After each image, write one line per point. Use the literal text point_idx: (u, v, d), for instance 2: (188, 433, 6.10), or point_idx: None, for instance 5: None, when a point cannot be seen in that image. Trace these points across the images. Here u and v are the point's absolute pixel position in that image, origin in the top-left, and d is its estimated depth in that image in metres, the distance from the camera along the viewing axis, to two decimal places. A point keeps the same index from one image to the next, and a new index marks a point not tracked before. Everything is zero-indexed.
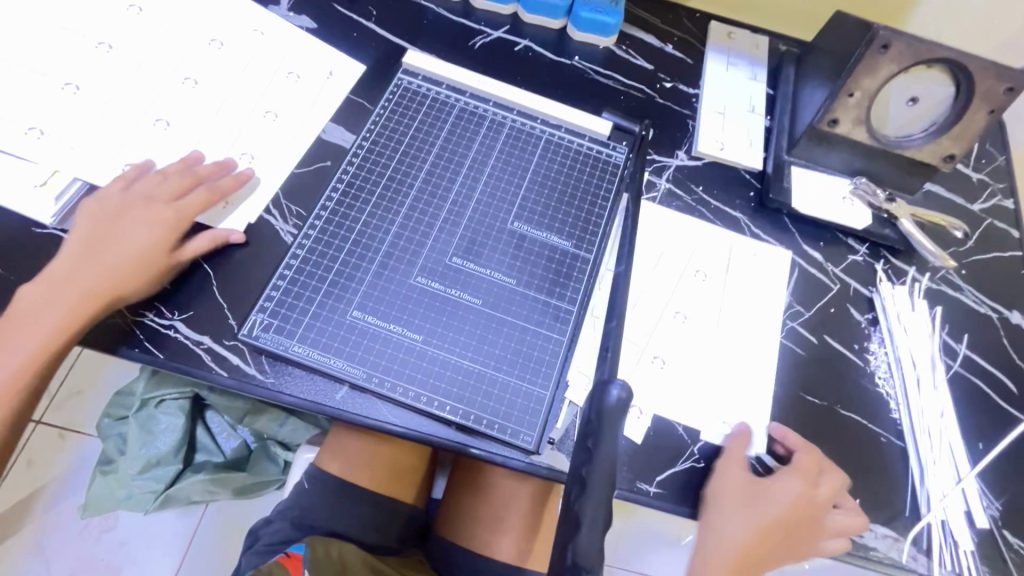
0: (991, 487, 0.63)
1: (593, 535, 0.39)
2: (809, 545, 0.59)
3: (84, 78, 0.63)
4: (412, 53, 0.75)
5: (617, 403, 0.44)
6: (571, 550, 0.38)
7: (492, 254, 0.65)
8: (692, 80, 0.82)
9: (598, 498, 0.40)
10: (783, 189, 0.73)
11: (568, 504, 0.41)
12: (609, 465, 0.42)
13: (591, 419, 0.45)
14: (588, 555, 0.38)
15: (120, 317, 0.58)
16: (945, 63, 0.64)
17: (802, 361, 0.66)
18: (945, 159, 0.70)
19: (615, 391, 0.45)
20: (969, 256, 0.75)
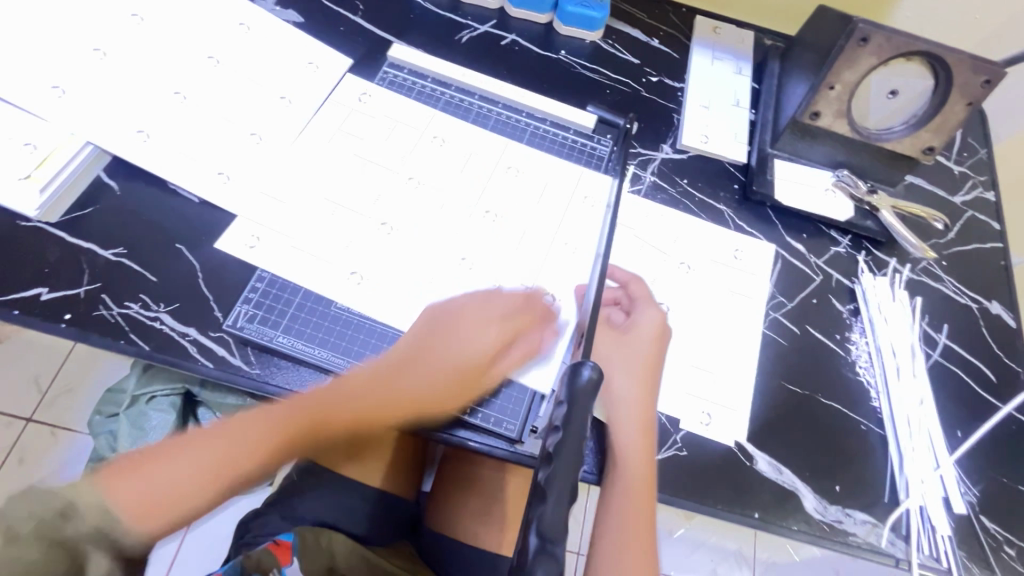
0: (969, 474, 0.64)
1: (558, 512, 0.40)
2: (790, 531, 0.59)
3: (69, 80, 0.63)
4: (398, 47, 0.76)
5: (588, 383, 0.45)
6: (536, 524, 0.39)
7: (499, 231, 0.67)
8: (678, 74, 0.82)
9: (564, 476, 0.41)
10: (766, 181, 0.74)
11: (535, 483, 0.41)
12: (577, 444, 0.43)
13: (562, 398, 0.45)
14: (553, 528, 0.39)
15: (105, 309, 0.58)
16: (923, 56, 0.64)
17: (784, 350, 0.67)
18: (926, 151, 0.70)
19: (586, 372, 0.45)
20: (950, 247, 0.76)
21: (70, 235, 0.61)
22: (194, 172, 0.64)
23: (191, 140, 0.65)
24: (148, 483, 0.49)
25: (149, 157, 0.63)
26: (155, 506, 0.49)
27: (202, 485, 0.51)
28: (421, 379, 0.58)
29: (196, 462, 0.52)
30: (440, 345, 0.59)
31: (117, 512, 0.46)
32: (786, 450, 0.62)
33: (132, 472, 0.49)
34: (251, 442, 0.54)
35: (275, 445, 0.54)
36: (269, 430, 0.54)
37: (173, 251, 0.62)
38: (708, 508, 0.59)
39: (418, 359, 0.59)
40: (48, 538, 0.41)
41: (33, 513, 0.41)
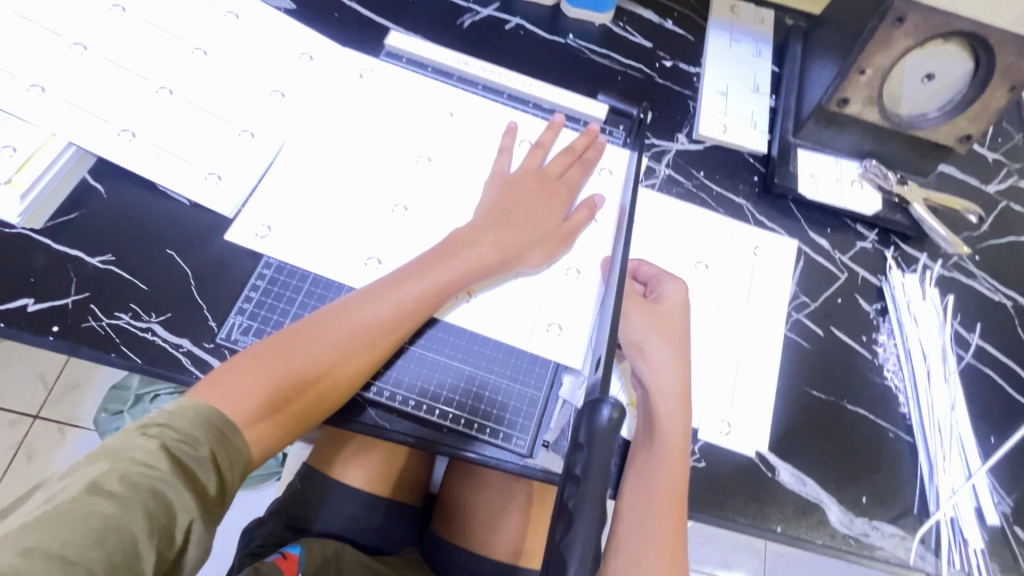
0: (1003, 482, 0.61)
1: None
2: (814, 545, 0.57)
3: (50, 79, 0.59)
4: (396, 35, 0.71)
5: (608, 425, 0.38)
6: None
7: (547, 210, 0.62)
8: (693, 58, 0.78)
9: (588, 534, 0.34)
10: (789, 173, 0.70)
11: (553, 545, 0.34)
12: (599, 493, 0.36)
13: (579, 440, 0.39)
14: None
15: (95, 321, 0.56)
16: (962, 36, 0.59)
17: (807, 353, 0.64)
18: (961, 139, 0.66)
19: (605, 411, 0.38)
20: (984, 240, 0.71)
21: (55, 242, 0.58)
22: (181, 174, 0.60)
23: (180, 139, 0.62)
24: (243, 385, 0.48)
25: (135, 159, 0.60)
26: (253, 404, 0.48)
27: (290, 357, 0.50)
28: (478, 266, 0.57)
29: (294, 359, 0.50)
30: (495, 250, 0.58)
31: (228, 425, 0.47)
32: (809, 460, 0.59)
33: (237, 372, 0.49)
34: (340, 324, 0.52)
35: (358, 316, 0.53)
36: (355, 318, 0.53)
37: (164, 257, 0.59)
38: (728, 521, 0.57)
39: (470, 234, 0.58)
40: (113, 548, 0.38)
41: (122, 515, 0.39)
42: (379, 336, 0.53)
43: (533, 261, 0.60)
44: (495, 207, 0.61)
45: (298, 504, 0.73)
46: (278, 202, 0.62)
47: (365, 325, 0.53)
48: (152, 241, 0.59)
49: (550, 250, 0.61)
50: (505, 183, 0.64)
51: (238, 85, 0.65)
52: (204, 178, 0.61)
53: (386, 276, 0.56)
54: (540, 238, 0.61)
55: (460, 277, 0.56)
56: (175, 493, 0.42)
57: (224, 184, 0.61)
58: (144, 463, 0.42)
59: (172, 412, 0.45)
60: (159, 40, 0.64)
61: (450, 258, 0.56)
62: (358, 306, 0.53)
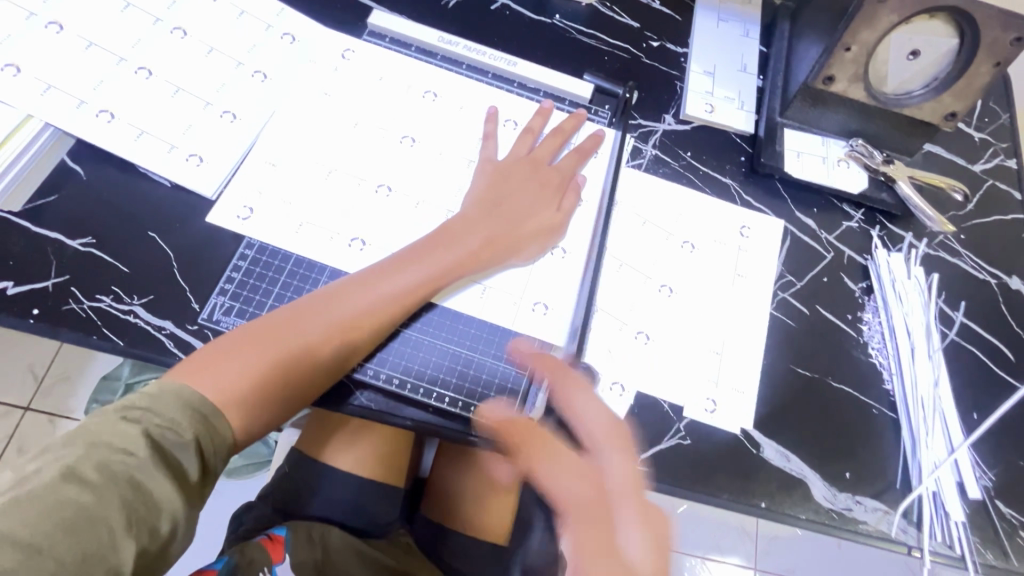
0: (985, 457, 0.62)
1: None
2: (798, 520, 0.57)
3: (26, 59, 0.58)
4: (379, 15, 0.71)
5: None
6: None
7: (539, 201, 0.62)
8: (681, 38, 0.77)
9: None
10: (775, 153, 0.70)
11: None
12: None
13: None
14: None
15: (76, 303, 0.55)
16: (948, 11, 0.59)
17: (793, 332, 0.64)
18: (947, 117, 0.66)
19: None
20: (969, 219, 0.72)
21: (34, 224, 0.57)
22: (162, 156, 0.60)
23: (160, 120, 0.61)
24: (228, 371, 0.48)
25: (114, 140, 0.59)
26: (238, 389, 0.48)
27: (276, 343, 0.50)
28: (467, 259, 0.57)
29: (279, 346, 0.50)
30: (485, 243, 0.58)
31: (211, 410, 0.46)
32: (794, 437, 0.60)
33: (221, 358, 0.49)
34: (327, 313, 0.52)
35: (346, 305, 0.53)
36: (343, 306, 0.52)
37: (145, 239, 0.58)
38: (713, 497, 0.57)
39: (461, 225, 0.58)
40: (87, 539, 0.38)
41: (98, 504, 0.39)
42: (367, 325, 0.53)
43: (523, 253, 0.60)
44: (485, 195, 0.61)
45: (285, 488, 0.73)
46: (261, 182, 0.61)
47: (352, 313, 0.52)
48: (133, 223, 0.59)
49: (541, 242, 0.61)
50: (497, 172, 0.63)
51: (219, 66, 0.65)
52: (185, 160, 0.60)
53: (373, 265, 0.56)
54: (531, 230, 0.61)
55: (449, 269, 0.56)
56: (153, 482, 0.41)
57: (205, 166, 0.61)
58: (122, 449, 0.42)
59: (152, 397, 0.45)
60: (137, 21, 0.63)
61: (440, 250, 0.57)
62: (347, 295, 0.53)
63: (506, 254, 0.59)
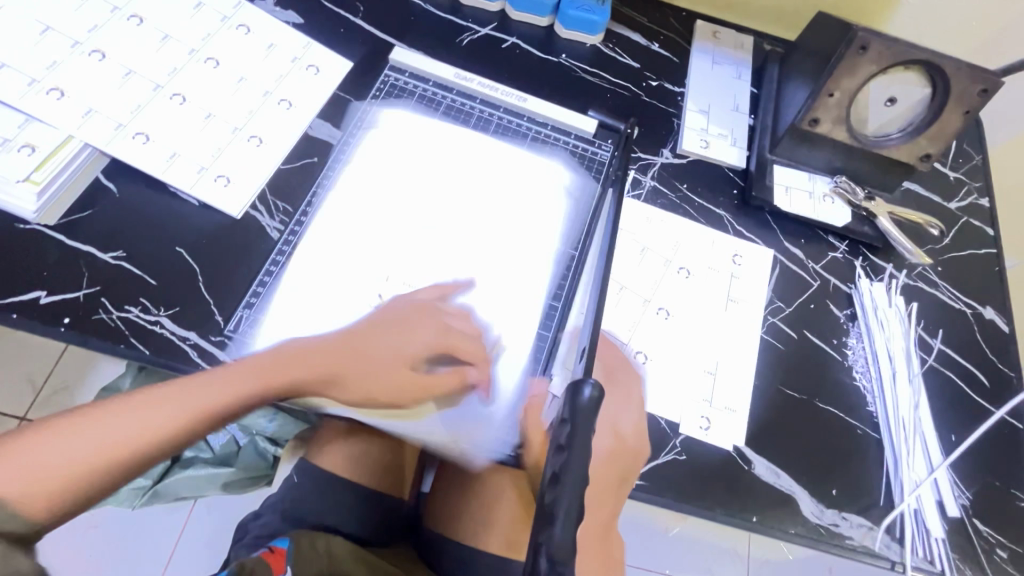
0: (962, 477, 0.65)
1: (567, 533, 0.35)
2: (787, 534, 0.60)
3: (70, 84, 0.62)
4: (399, 50, 0.76)
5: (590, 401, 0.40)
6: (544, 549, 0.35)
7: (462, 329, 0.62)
8: (678, 79, 0.83)
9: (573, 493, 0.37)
10: (766, 187, 0.75)
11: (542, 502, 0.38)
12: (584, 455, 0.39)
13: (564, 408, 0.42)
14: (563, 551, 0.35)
15: (105, 313, 0.58)
16: (920, 64, 0.65)
17: (782, 354, 0.68)
18: (922, 158, 0.71)
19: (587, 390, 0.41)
20: (945, 252, 0.77)
21: (68, 238, 0.60)
22: (193, 176, 0.64)
23: (191, 143, 0.65)
24: (90, 433, 0.46)
25: (148, 160, 0.63)
26: (89, 453, 0.46)
27: (152, 410, 0.49)
28: (387, 367, 0.58)
29: (164, 410, 0.49)
30: (405, 357, 0.58)
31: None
32: (783, 454, 0.63)
33: (96, 419, 0.47)
34: (220, 384, 0.52)
35: (241, 379, 0.52)
36: (249, 373, 0.53)
37: (174, 254, 0.62)
38: (707, 511, 0.60)
39: (365, 339, 0.59)
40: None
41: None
42: (268, 394, 0.53)
43: (434, 389, 0.59)
44: (383, 320, 0.60)
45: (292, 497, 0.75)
46: (286, 203, 0.65)
47: (244, 387, 0.52)
48: (162, 238, 0.62)
49: (448, 386, 0.59)
50: (433, 296, 0.64)
51: (248, 94, 0.69)
52: (213, 181, 0.64)
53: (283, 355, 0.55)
54: (448, 373, 0.60)
55: (367, 367, 0.57)
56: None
57: (232, 186, 0.64)
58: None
59: None
60: (174, 51, 0.68)
61: (356, 348, 0.58)
62: (257, 373, 0.53)
63: (417, 379, 0.58)
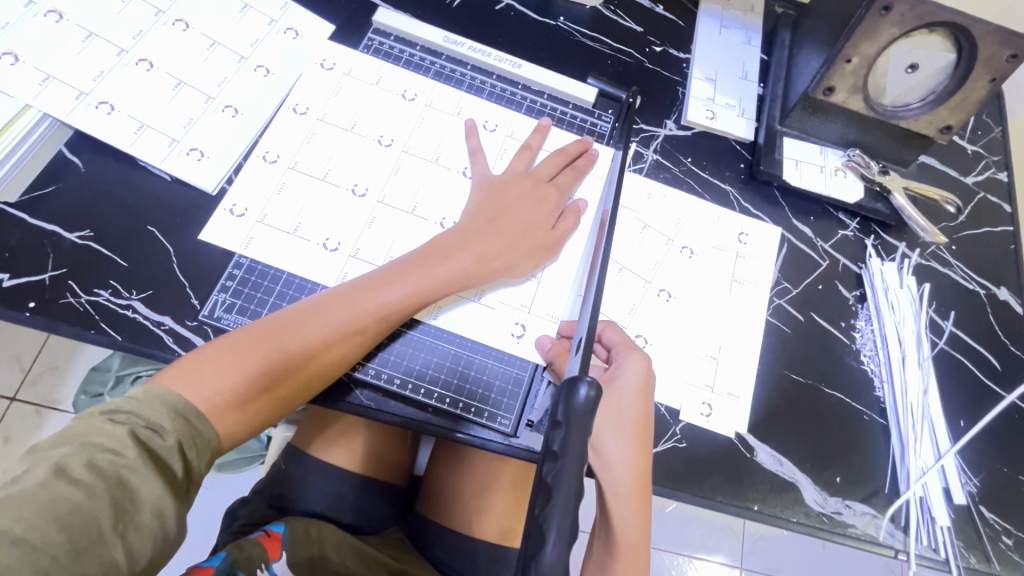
0: (971, 464, 0.63)
1: (560, 553, 0.33)
2: (790, 523, 0.58)
3: (25, 48, 0.57)
4: (384, 12, 0.70)
5: (586, 404, 0.38)
6: (534, 569, 0.33)
7: (535, 219, 0.61)
8: (684, 44, 0.77)
9: (566, 510, 0.35)
10: (774, 161, 0.71)
11: (532, 518, 0.36)
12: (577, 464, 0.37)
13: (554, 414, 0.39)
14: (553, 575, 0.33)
15: (73, 297, 0.55)
16: (947, 27, 0.60)
17: (787, 338, 0.65)
18: (942, 130, 0.67)
19: (583, 390, 0.39)
20: (960, 231, 0.73)
21: (31, 216, 0.56)
22: (162, 149, 0.59)
23: (160, 112, 0.60)
24: (210, 374, 0.47)
25: (114, 132, 0.58)
26: (226, 389, 0.47)
27: (275, 344, 0.50)
28: (463, 277, 0.56)
29: (277, 345, 0.50)
30: (484, 261, 0.57)
31: (194, 413, 0.45)
32: (786, 440, 0.61)
33: (212, 358, 0.48)
34: (328, 313, 0.52)
35: (347, 307, 0.52)
36: (337, 312, 0.52)
37: (146, 234, 0.58)
38: (707, 499, 0.58)
39: (454, 241, 0.57)
40: (77, 535, 0.38)
41: (87, 500, 0.39)
42: (365, 329, 0.52)
43: (518, 271, 0.59)
44: (478, 210, 0.60)
45: (282, 483, 0.73)
46: (267, 181, 0.61)
47: (357, 314, 0.52)
48: (133, 216, 0.58)
49: (536, 259, 0.60)
50: (488, 191, 0.62)
51: (221, 59, 0.64)
52: (186, 155, 0.60)
53: (365, 279, 0.54)
54: (530, 246, 0.60)
55: (434, 286, 0.55)
56: (140, 480, 0.41)
57: (206, 161, 0.60)
58: (110, 449, 0.41)
59: (139, 398, 0.44)
60: (139, 13, 0.63)
61: (439, 262, 0.56)
62: (347, 300, 0.53)
63: (501, 270, 0.58)
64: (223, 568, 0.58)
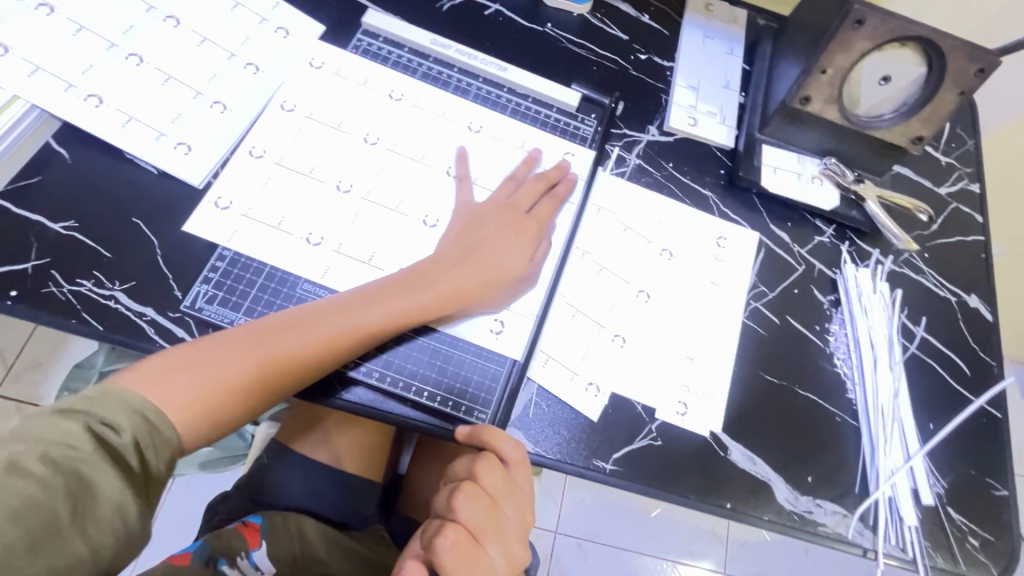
0: (939, 466, 0.65)
1: None
2: (761, 521, 0.60)
3: (15, 40, 0.58)
4: (374, 14, 0.71)
5: None
6: None
7: (520, 247, 0.62)
8: (668, 53, 0.79)
9: None
10: (753, 167, 0.72)
11: None
12: None
13: None
14: None
15: (55, 286, 0.55)
16: (917, 41, 0.62)
17: (762, 340, 0.66)
18: (914, 140, 0.69)
19: None
20: (933, 239, 0.75)
21: (15, 206, 0.57)
22: (149, 143, 0.60)
23: (148, 106, 0.61)
24: (185, 379, 0.48)
25: (102, 124, 0.59)
26: (197, 397, 0.48)
27: (253, 356, 0.51)
28: (445, 304, 0.57)
29: (256, 356, 0.51)
30: (461, 286, 0.58)
31: (155, 411, 0.46)
32: (760, 440, 0.62)
33: (182, 360, 0.49)
34: (310, 329, 0.53)
35: (321, 321, 0.53)
36: (317, 329, 0.53)
37: (130, 226, 0.58)
38: (681, 497, 0.59)
39: (440, 267, 0.58)
40: (36, 528, 0.39)
41: (44, 496, 0.40)
42: (342, 349, 0.53)
43: (497, 300, 0.60)
44: (465, 234, 0.61)
45: (262, 478, 0.73)
46: (254, 176, 0.61)
47: (337, 333, 0.53)
48: (117, 207, 0.59)
49: (516, 288, 0.61)
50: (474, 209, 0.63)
51: (209, 56, 0.65)
52: (172, 149, 0.60)
53: (352, 297, 0.55)
54: (511, 276, 0.61)
55: (416, 311, 0.56)
56: (99, 475, 0.42)
57: (193, 155, 0.61)
58: (65, 443, 0.42)
59: (100, 393, 0.45)
60: (130, 8, 0.64)
61: (420, 286, 0.57)
62: (329, 319, 0.54)
63: (481, 298, 0.59)
64: (200, 555, 0.62)
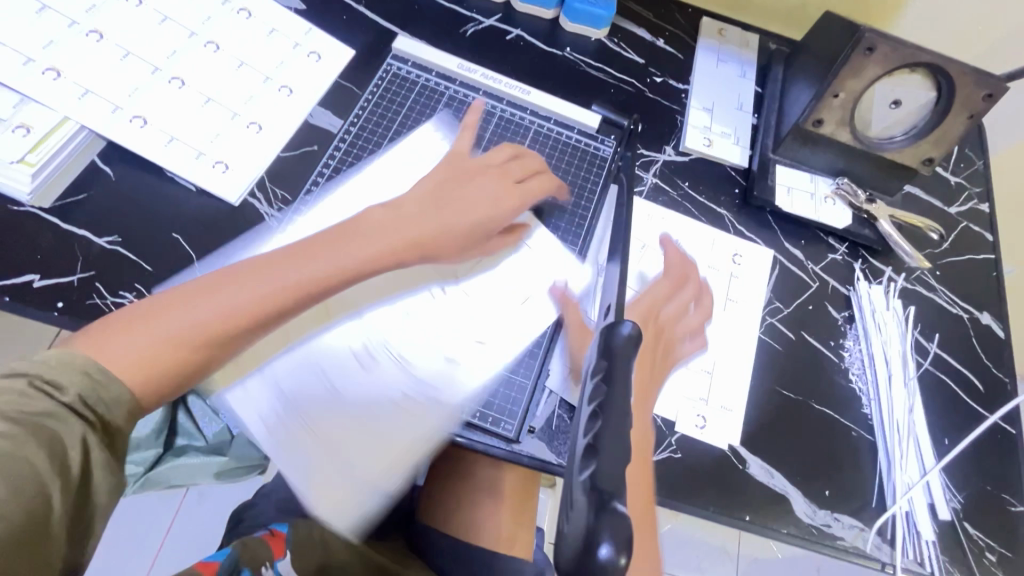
0: (955, 481, 0.65)
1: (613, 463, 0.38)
2: (780, 534, 0.60)
3: (67, 64, 0.61)
4: (403, 40, 0.75)
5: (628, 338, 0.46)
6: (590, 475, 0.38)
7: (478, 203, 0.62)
8: (683, 76, 0.82)
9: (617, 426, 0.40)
10: (767, 187, 0.74)
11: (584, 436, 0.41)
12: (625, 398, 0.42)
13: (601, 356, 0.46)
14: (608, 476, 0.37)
15: (99, 298, 0.57)
16: (927, 67, 0.65)
17: (778, 355, 0.68)
18: (924, 162, 0.71)
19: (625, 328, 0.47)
20: (944, 257, 0.77)
21: (62, 221, 0.59)
22: (190, 162, 0.63)
23: (189, 127, 0.64)
24: (130, 337, 0.46)
25: (146, 144, 0.62)
26: (141, 352, 0.46)
27: (199, 305, 0.48)
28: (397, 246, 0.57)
29: (202, 307, 0.48)
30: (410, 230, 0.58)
31: (100, 369, 0.43)
32: (777, 454, 0.63)
33: (125, 323, 0.47)
34: (257, 275, 0.51)
35: (269, 272, 0.51)
36: (267, 274, 0.51)
37: (170, 241, 0.61)
38: (701, 509, 0.60)
39: (389, 214, 0.58)
40: (13, 484, 0.38)
41: (14, 452, 0.39)
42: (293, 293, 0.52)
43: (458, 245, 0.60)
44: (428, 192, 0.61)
45: (287, 487, 0.75)
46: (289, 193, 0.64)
47: (288, 278, 0.52)
48: (158, 223, 0.61)
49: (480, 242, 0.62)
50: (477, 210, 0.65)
51: (246, 79, 0.68)
52: (212, 168, 0.63)
53: (294, 245, 0.54)
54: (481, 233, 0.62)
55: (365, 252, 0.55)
56: (62, 427, 0.40)
57: (231, 173, 0.64)
58: (16, 404, 0.40)
59: (41, 358, 0.42)
60: (173, 34, 0.67)
61: (368, 234, 0.56)
62: (275, 264, 0.52)
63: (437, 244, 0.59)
64: (228, 565, 0.56)
